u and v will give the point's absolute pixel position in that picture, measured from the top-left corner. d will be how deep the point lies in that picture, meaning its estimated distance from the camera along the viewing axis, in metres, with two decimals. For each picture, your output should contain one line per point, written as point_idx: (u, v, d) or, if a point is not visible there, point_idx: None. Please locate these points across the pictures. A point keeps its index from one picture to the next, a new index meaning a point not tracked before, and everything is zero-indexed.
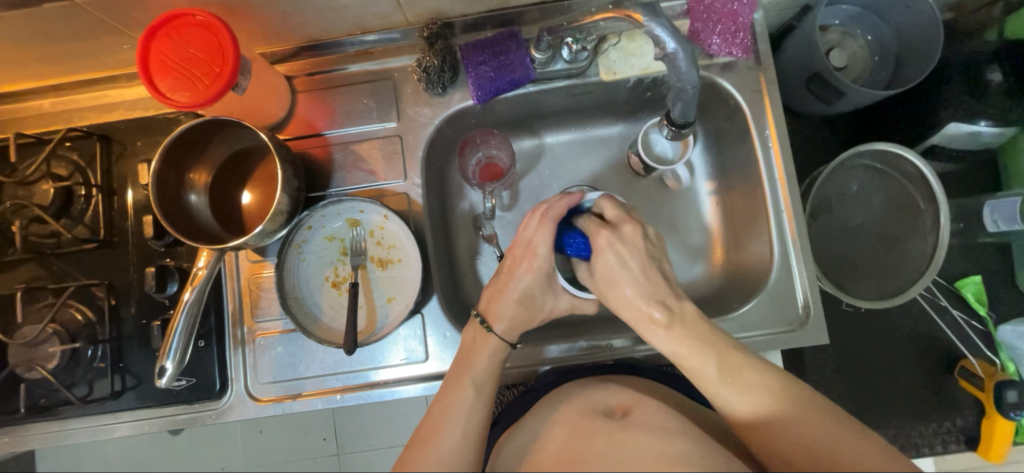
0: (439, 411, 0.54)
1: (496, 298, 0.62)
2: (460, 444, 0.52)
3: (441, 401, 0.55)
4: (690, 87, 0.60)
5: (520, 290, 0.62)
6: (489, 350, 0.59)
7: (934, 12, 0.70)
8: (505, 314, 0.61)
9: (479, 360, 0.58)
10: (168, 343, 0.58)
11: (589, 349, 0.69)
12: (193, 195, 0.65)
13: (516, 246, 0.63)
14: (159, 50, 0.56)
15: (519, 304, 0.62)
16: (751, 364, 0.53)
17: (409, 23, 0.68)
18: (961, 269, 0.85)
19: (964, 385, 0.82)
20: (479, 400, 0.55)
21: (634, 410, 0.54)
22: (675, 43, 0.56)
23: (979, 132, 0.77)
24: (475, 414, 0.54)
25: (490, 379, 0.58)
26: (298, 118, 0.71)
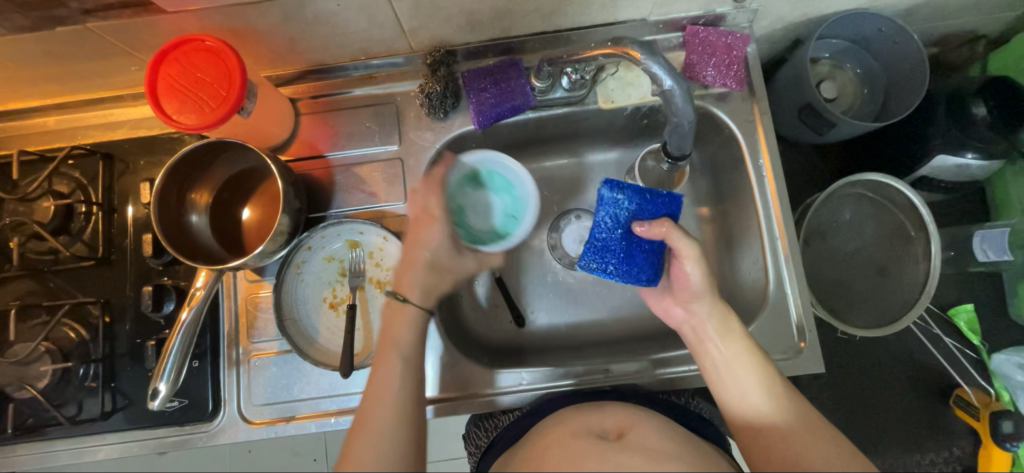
0: (371, 394, 0.53)
1: (404, 270, 0.62)
2: (397, 419, 0.52)
3: (373, 386, 0.54)
4: (687, 122, 0.61)
5: (428, 256, 0.63)
6: (407, 320, 0.60)
7: (920, 49, 0.73)
8: (417, 282, 0.62)
9: (401, 334, 0.59)
10: (162, 365, 0.57)
11: (585, 375, 0.70)
12: (194, 215, 0.65)
13: (415, 213, 0.64)
14: (167, 74, 0.57)
15: (429, 270, 0.63)
16: (757, 370, 0.55)
17: (413, 50, 0.70)
18: (952, 297, 0.86)
19: (959, 413, 0.83)
20: (403, 371, 0.55)
21: (629, 432, 0.54)
22: (672, 80, 0.58)
23: (965, 163, 0.76)
24: (408, 383, 0.55)
25: (415, 348, 0.58)
26: (301, 140, 0.72)
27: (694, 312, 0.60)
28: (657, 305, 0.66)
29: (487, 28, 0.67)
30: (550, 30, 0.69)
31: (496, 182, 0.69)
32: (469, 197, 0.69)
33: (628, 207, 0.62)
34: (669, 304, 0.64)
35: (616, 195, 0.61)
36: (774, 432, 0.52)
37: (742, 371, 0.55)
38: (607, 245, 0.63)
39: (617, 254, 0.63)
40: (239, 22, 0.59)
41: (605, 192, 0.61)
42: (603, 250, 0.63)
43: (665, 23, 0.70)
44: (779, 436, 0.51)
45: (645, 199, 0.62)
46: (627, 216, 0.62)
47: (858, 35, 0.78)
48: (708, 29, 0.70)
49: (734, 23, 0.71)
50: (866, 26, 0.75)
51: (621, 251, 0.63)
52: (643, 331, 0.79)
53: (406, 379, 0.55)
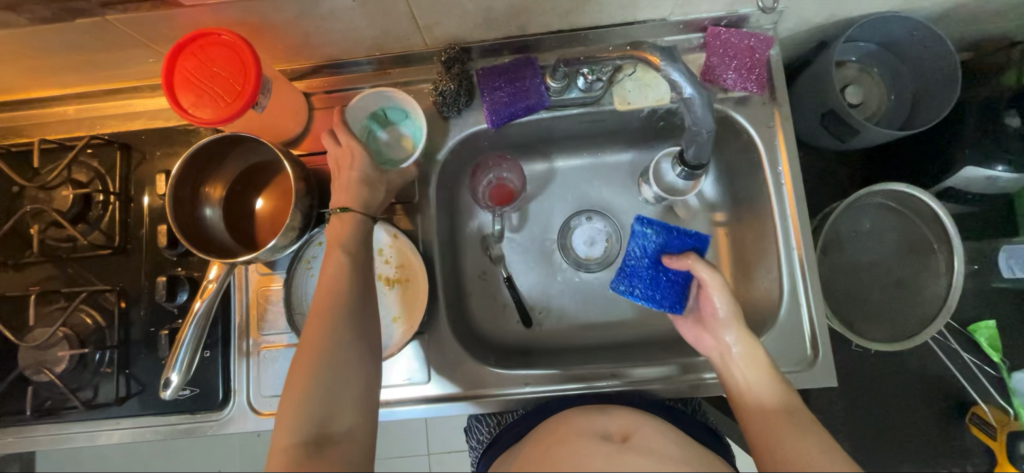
0: (323, 294, 0.55)
1: (337, 191, 0.62)
2: (351, 310, 0.54)
3: (324, 286, 0.56)
4: (706, 131, 0.61)
5: (358, 171, 0.62)
6: (351, 222, 0.61)
7: (953, 55, 0.70)
8: (352, 197, 0.62)
9: (347, 233, 0.60)
10: (174, 355, 0.58)
11: (592, 379, 0.69)
12: (207, 209, 0.66)
13: (335, 153, 0.64)
14: (184, 67, 0.57)
15: (360, 183, 0.62)
16: (776, 385, 0.56)
17: (427, 46, 0.69)
18: (973, 311, 0.84)
19: (974, 431, 0.81)
20: (350, 268, 0.57)
21: (634, 435, 0.53)
22: (692, 88, 0.57)
23: (996, 176, 0.73)
24: (356, 275, 0.57)
25: (360, 243, 0.60)
26: (314, 135, 0.73)
27: (723, 340, 0.61)
28: (690, 332, 0.66)
29: (504, 26, 0.66)
30: (567, 28, 0.68)
31: (388, 113, 0.70)
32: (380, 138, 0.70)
33: (657, 241, 0.65)
34: (702, 332, 0.64)
35: (645, 229, 0.65)
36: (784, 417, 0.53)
37: (763, 384, 0.57)
38: (634, 271, 0.67)
39: (644, 280, 0.67)
40: (255, 17, 0.59)
41: (636, 226, 0.66)
42: (629, 274, 0.67)
43: (686, 24, 0.69)
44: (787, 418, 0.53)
45: (673, 236, 0.64)
46: (656, 249, 0.66)
47: (888, 38, 0.75)
48: (730, 31, 0.68)
49: (758, 25, 0.69)
50: (896, 29, 0.72)
51: (647, 277, 0.67)
52: (651, 337, 0.79)
53: (353, 273, 0.57)
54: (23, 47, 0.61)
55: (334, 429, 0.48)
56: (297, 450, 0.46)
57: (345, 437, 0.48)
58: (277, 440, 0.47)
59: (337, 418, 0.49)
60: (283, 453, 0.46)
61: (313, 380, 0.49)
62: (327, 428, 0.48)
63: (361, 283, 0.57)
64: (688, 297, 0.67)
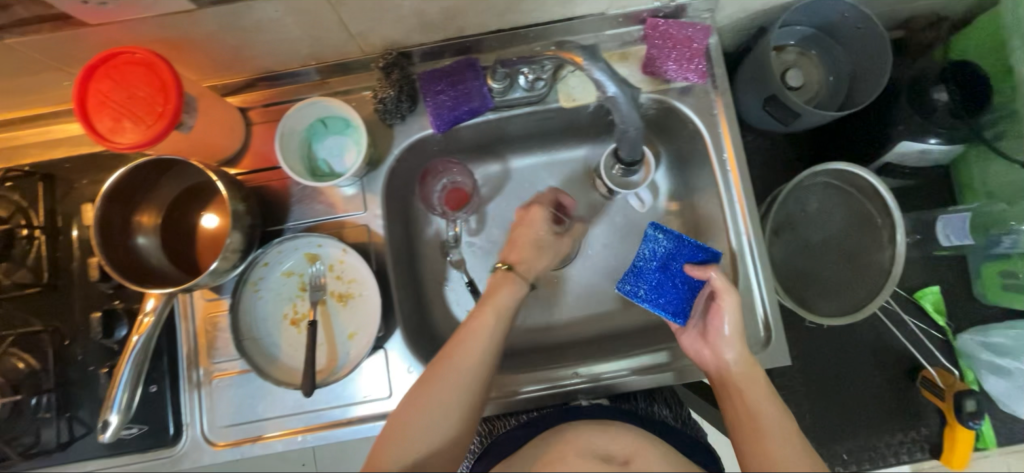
0: (459, 338, 0.61)
1: (511, 249, 0.72)
2: (479, 368, 0.59)
3: (465, 335, 0.61)
4: (633, 128, 0.61)
5: (533, 235, 0.73)
6: (511, 289, 0.67)
7: (883, 35, 0.72)
8: (526, 258, 0.71)
9: (503, 297, 0.66)
10: (111, 396, 0.55)
11: (566, 379, 0.71)
12: (141, 237, 0.62)
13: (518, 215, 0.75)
14: (98, 89, 0.54)
15: (533, 246, 0.72)
16: (774, 408, 0.57)
17: (364, 53, 0.67)
18: (919, 279, 0.88)
19: (926, 395, 0.84)
20: (492, 327, 0.62)
21: (635, 459, 0.54)
22: (616, 87, 0.57)
23: (930, 148, 0.76)
24: (497, 333, 0.62)
25: (509, 309, 0.65)
26: (254, 151, 0.70)
27: (726, 361, 0.61)
28: (691, 346, 0.65)
29: (441, 29, 0.65)
30: (507, 27, 0.67)
31: (327, 122, 0.68)
32: (323, 147, 0.69)
33: (667, 246, 0.65)
34: (701, 347, 0.64)
35: (657, 234, 0.65)
36: (777, 437, 0.54)
37: (766, 407, 0.57)
38: (642, 271, 0.66)
39: (649, 282, 0.66)
40: (173, 33, 0.56)
41: (650, 231, 0.65)
42: (637, 274, 0.66)
43: (625, 17, 0.69)
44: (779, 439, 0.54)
45: (685, 244, 0.64)
46: (665, 253, 0.65)
47: (823, 21, 0.76)
48: (668, 22, 0.68)
49: (695, 15, 0.70)
50: (829, 12, 0.74)
51: (653, 279, 0.66)
52: (615, 331, 0.79)
53: (495, 333, 0.62)
54: None
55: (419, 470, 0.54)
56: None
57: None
58: (376, 456, 0.55)
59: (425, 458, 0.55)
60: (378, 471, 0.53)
61: (422, 413, 0.56)
62: (416, 466, 0.54)
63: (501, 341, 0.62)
64: (693, 309, 0.65)
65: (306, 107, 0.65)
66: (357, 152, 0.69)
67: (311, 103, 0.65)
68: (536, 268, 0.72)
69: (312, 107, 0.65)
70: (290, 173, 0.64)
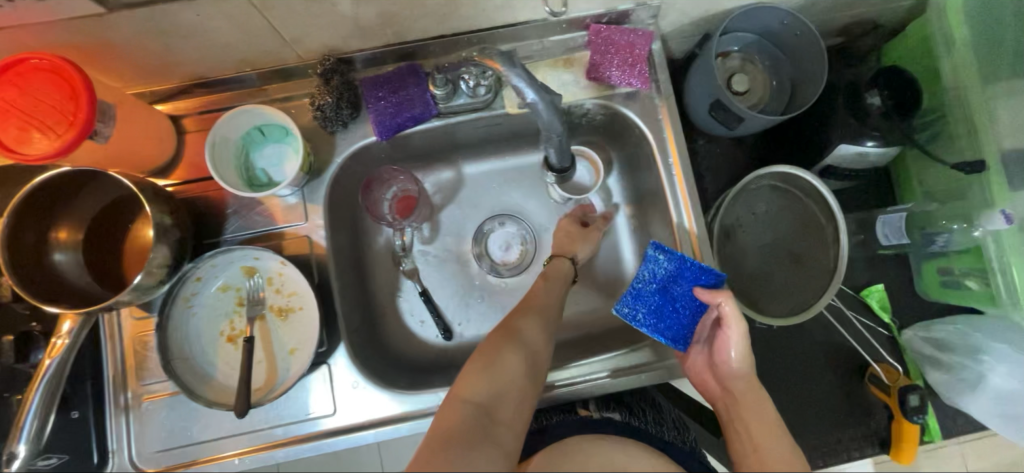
0: (528, 301, 0.63)
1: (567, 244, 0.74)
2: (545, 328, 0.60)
3: (529, 301, 0.64)
4: (555, 134, 0.61)
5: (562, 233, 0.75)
6: (562, 268, 0.71)
7: (819, 41, 0.74)
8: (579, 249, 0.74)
9: (557, 273, 0.70)
10: (20, 425, 0.52)
11: (573, 387, 0.69)
12: (58, 253, 0.58)
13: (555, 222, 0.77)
14: (2, 97, 0.50)
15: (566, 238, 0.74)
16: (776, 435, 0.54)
17: (302, 59, 0.65)
18: (864, 277, 0.90)
19: (874, 391, 0.87)
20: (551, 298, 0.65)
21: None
22: (534, 93, 0.56)
23: (866, 151, 0.77)
24: (557, 303, 0.65)
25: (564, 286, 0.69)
26: (187, 162, 0.67)
27: (729, 387, 0.61)
28: (695, 373, 0.65)
29: (380, 34, 0.63)
30: (449, 33, 0.66)
31: (264, 130, 0.65)
32: (263, 156, 0.67)
33: (668, 267, 0.64)
34: (706, 376, 0.64)
35: (657, 254, 0.64)
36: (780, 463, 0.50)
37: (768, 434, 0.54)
38: (640, 294, 0.66)
39: (649, 305, 0.65)
40: (88, 37, 0.53)
41: (649, 251, 0.64)
42: (635, 296, 0.65)
43: (569, 22, 0.68)
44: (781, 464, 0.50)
45: (685, 265, 0.63)
46: (666, 275, 0.64)
47: (763, 28, 0.78)
48: (610, 28, 0.68)
49: (639, 21, 0.70)
50: (769, 19, 0.76)
51: (654, 302, 0.66)
52: (571, 337, 0.78)
53: (553, 303, 0.65)
54: None
55: (500, 408, 0.49)
56: (469, 405, 0.49)
57: (505, 421, 0.49)
58: (456, 392, 0.51)
59: (503, 398, 0.51)
60: (458, 403, 0.49)
61: (498, 356, 0.54)
62: (496, 404, 0.50)
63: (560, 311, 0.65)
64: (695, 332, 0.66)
65: (241, 115, 0.62)
66: (297, 160, 0.66)
67: (247, 110, 0.62)
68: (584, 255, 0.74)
69: (247, 114, 0.62)
70: (224, 184, 0.62)
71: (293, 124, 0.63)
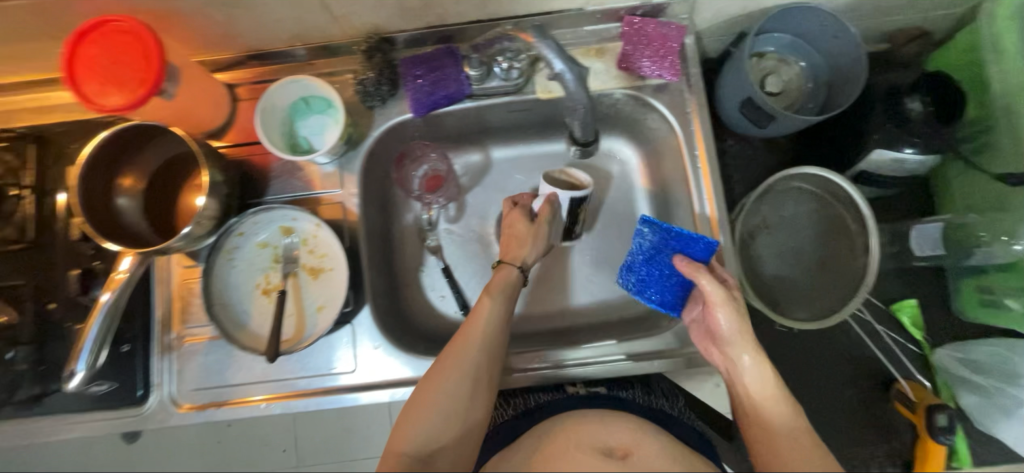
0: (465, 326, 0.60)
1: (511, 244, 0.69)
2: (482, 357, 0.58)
3: (472, 321, 0.61)
4: (581, 104, 0.63)
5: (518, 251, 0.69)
6: (506, 277, 0.66)
7: (858, 43, 0.73)
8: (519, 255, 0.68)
9: (500, 285, 0.64)
10: (79, 347, 0.57)
11: (579, 368, 0.70)
12: (122, 198, 0.65)
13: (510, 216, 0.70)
14: (85, 54, 0.56)
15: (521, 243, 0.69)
16: (790, 412, 0.54)
17: (348, 37, 0.69)
18: (897, 291, 0.87)
19: (898, 407, 0.84)
20: (497, 313, 0.61)
21: (634, 452, 0.52)
22: (562, 64, 0.60)
23: (903, 158, 0.75)
24: (501, 322, 0.61)
25: (508, 299, 0.64)
26: (237, 126, 0.72)
27: (738, 362, 0.58)
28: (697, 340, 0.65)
29: (422, 16, 0.67)
30: (486, 18, 0.69)
31: (309, 101, 0.70)
32: (305, 125, 0.71)
33: (652, 240, 0.63)
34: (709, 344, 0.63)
35: (642, 228, 0.64)
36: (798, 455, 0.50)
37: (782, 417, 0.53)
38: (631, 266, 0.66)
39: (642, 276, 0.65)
40: (163, 5, 0.59)
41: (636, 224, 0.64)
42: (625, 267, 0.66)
43: (603, 13, 0.70)
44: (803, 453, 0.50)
45: (670, 237, 0.62)
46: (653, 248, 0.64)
47: (801, 28, 0.77)
48: (644, 20, 0.70)
49: (673, 15, 0.71)
50: (808, 20, 0.75)
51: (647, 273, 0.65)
52: (585, 323, 0.80)
53: (499, 319, 0.61)
54: None
55: (437, 457, 0.53)
56: (404, 460, 0.52)
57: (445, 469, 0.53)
58: (393, 445, 0.54)
59: (440, 450, 0.53)
60: (395, 458, 0.52)
61: (432, 401, 0.55)
62: (431, 455, 0.53)
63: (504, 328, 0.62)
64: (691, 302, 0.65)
65: (286, 85, 0.67)
66: (337, 131, 0.71)
67: (292, 79, 0.67)
68: (531, 257, 0.69)
69: (293, 84, 0.67)
70: (271, 147, 0.66)
71: (338, 98, 0.68)
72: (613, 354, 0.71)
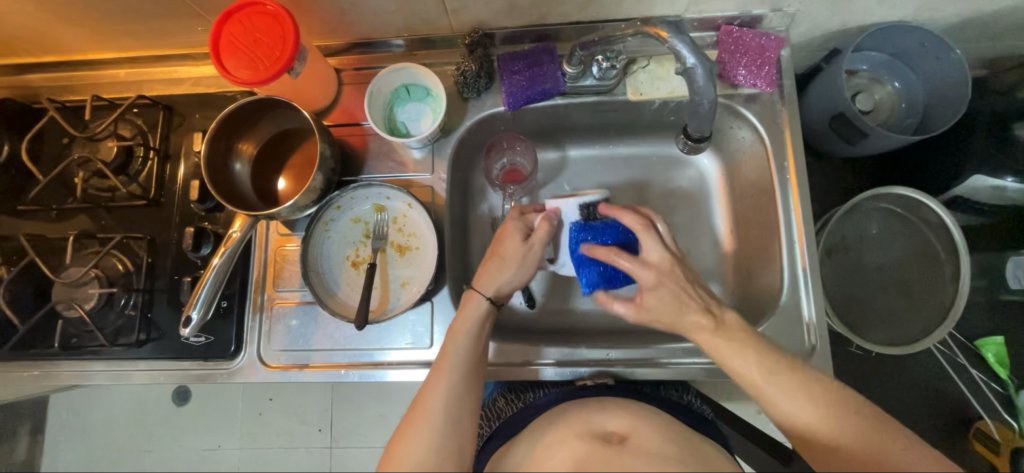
0: (435, 372, 0.58)
1: (491, 262, 0.65)
2: (455, 404, 0.55)
3: (434, 377, 0.57)
4: (707, 99, 0.63)
5: (499, 281, 0.64)
6: (472, 310, 0.63)
7: (964, 65, 0.71)
8: (496, 279, 0.64)
9: (467, 323, 0.62)
10: (196, 295, 0.63)
11: (636, 368, 0.70)
12: (238, 164, 0.70)
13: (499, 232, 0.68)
14: (230, 32, 0.62)
15: (506, 268, 0.65)
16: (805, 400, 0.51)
17: (453, 30, 0.73)
18: (981, 326, 0.85)
19: (976, 445, 0.83)
20: (461, 365, 0.58)
21: (632, 436, 0.55)
22: (696, 59, 0.59)
23: (1004, 186, 0.77)
24: (470, 362, 0.59)
25: (476, 338, 0.62)
26: (341, 108, 0.77)
27: (694, 337, 0.58)
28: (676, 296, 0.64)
29: (526, 14, 0.70)
30: (586, 20, 0.71)
31: (410, 89, 0.74)
32: (404, 112, 0.75)
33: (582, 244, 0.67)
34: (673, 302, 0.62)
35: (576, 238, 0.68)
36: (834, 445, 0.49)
37: (798, 405, 0.51)
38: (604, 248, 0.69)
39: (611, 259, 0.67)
40: None
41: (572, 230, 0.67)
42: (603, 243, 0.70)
43: (700, 21, 0.71)
44: (834, 445, 0.49)
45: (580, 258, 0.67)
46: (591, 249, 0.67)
47: (900, 48, 0.76)
48: (743, 30, 0.71)
49: (770, 27, 0.72)
50: (910, 40, 0.73)
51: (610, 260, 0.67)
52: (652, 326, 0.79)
53: (463, 371, 0.58)
54: (86, 8, 0.66)
55: None
56: None
57: None
58: None
59: None
60: None
61: (409, 457, 0.50)
62: None
63: (475, 370, 0.59)
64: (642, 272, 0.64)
65: (394, 72, 0.71)
66: (433, 119, 0.74)
67: (401, 67, 0.70)
68: (508, 286, 0.65)
69: (403, 72, 0.71)
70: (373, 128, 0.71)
71: (441, 87, 0.72)
72: (682, 356, 0.71)
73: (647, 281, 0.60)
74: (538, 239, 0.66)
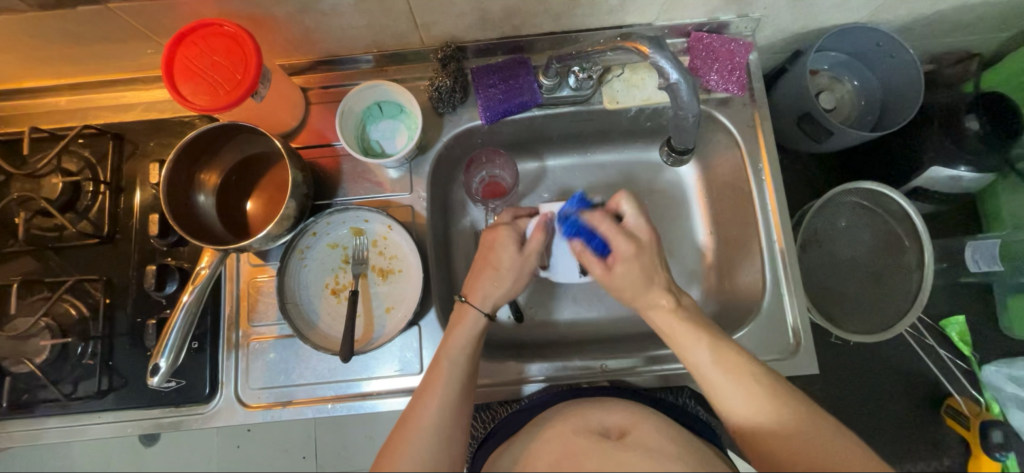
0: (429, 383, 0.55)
1: (479, 279, 0.63)
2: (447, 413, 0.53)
3: (429, 384, 0.55)
4: (690, 114, 0.64)
5: (491, 297, 0.62)
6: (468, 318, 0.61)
7: (917, 64, 0.74)
8: (487, 292, 0.62)
9: (461, 331, 0.60)
10: (163, 342, 0.59)
11: (631, 375, 0.70)
12: (201, 196, 0.66)
13: (486, 240, 0.65)
14: (184, 56, 0.58)
15: (499, 283, 0.63)
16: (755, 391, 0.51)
17: (425, 45, 0.71)
18: (943, 307, 0.91)
19: (950, 421, 0.89)
20: (457, 374, 0.56)
21: (633, 431, 0.54)
22: (679, 74, 0.60)
23: (959, 176, 0.81)
24: (463, 371, 0.57)
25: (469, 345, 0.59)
26: (310, 128, 0.74)
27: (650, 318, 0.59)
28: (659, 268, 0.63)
29: (499, 26, 0.69)
30: (560, 30, 0.71)
31: (382, 106, 0.71)
32: (376, 130, 0.72)
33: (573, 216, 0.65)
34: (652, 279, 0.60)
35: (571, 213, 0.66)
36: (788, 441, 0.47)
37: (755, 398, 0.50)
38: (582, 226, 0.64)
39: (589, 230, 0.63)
40: (259, 10, 0.60)
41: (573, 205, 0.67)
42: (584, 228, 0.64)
43: (670, 29, 0.72)
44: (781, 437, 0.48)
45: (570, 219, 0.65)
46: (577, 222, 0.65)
47: (857, 48, 0.79)
48: (712, 36, 0.72)
49: (737, 32, 0.73)
50: (867, 40, 0.76)
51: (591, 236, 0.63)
52: (641, 331, 0.79)
53: (460, 383, 0.56)
54: (17, 34, 0.60)
55: None
56: None
57: None
58: None
59: None
60: None
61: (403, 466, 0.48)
62: None
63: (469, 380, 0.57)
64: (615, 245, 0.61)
65: (365, 90, 0.68)
66: (408, 136, 0.72)
67: (372, 84, 0.67)
68: (501, 298, 0.63)
69: (374, 89, 0.68)
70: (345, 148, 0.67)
71: (417, 104, 0.69)
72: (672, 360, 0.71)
73: (622, 251, 0.59)
74: (533, 249, 0.63)
